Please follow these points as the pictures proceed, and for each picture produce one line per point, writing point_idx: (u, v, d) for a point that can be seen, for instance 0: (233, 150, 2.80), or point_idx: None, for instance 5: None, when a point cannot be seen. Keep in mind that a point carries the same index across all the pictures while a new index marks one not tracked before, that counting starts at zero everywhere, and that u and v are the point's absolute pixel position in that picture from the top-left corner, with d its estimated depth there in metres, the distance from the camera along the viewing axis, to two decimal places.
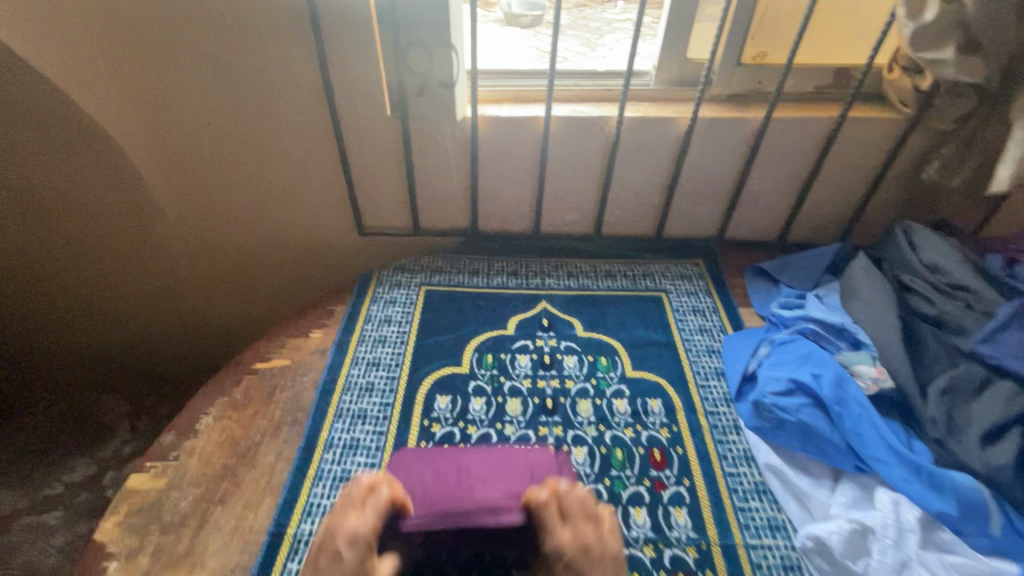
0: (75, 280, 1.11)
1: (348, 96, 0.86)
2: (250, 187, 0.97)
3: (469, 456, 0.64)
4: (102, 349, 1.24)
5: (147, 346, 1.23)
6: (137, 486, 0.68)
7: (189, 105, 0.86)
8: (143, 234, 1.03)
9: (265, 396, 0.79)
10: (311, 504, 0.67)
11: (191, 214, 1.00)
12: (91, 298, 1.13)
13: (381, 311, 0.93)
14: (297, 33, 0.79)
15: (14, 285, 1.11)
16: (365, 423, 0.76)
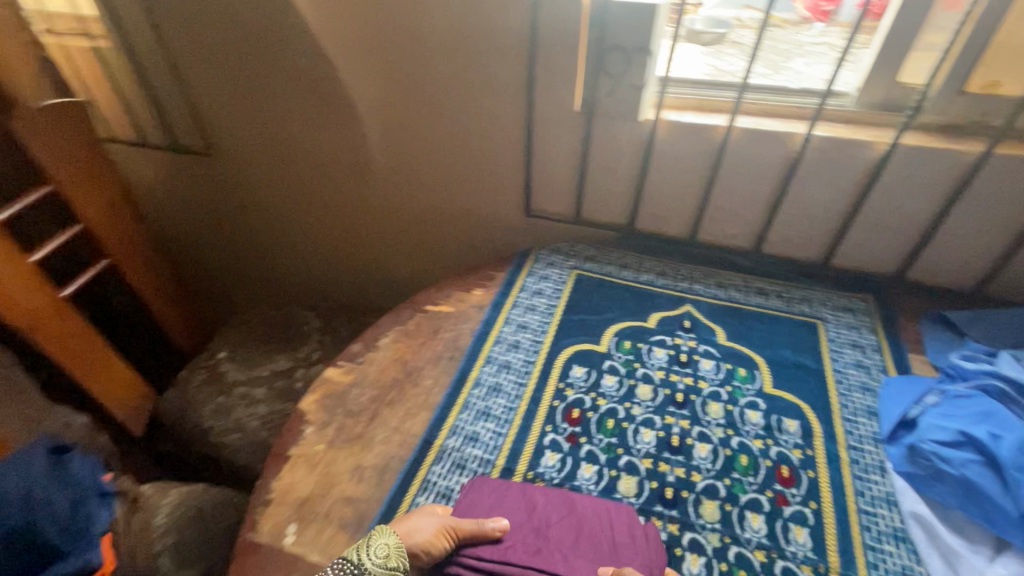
0: (298, 216, 1.37)
1: (545, 89, 0.98)
2: (446, 159, 1.13)
3: (543, 499, 0.68)
4: (306, 274, 1.52)
5: (338, 279, 1.50)
6: (331, 375, 0.86)
7: (417, 84, 1.04)
8: (356, 187, 1.26)
9: (430, 332, 0.94)
10: (456, 426, 0.78)
11: (397, 175, 1.20)
12: (307, 232, 1.41)
13: (535, 284, 1.03)
14: (516, 31, 0.92)
15: (257, 214, 1.42)
16: (508, 373, 0.86)
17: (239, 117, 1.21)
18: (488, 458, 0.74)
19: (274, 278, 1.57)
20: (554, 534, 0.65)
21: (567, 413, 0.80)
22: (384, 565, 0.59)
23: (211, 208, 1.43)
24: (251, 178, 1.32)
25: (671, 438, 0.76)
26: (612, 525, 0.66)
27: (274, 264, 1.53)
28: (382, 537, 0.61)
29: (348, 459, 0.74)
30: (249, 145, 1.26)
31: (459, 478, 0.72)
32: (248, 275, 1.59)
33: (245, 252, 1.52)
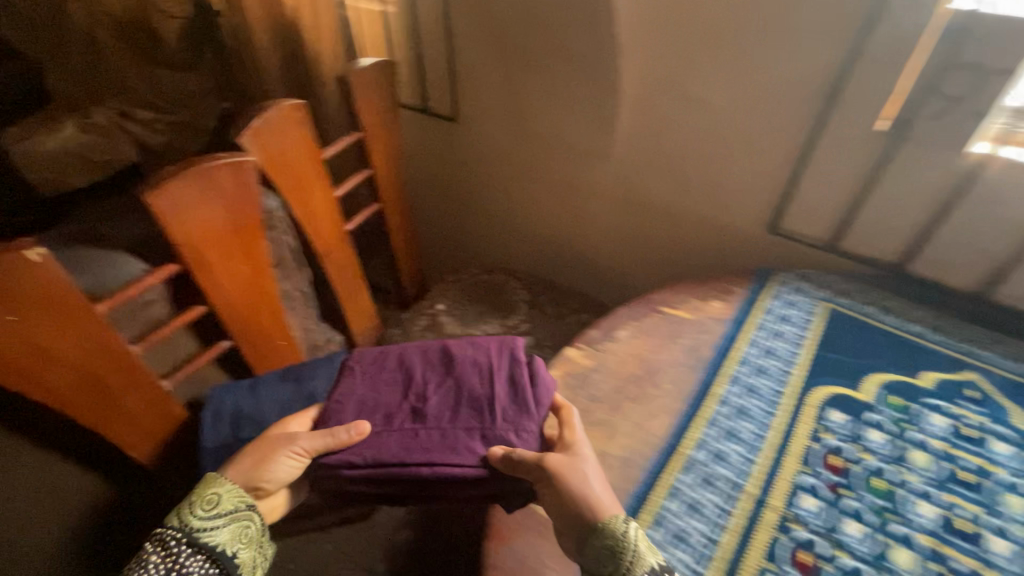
0: (516, 188, 1.40)
1: (850, 102, 0.89)
2: (699, 159, 1.10)
3: (422, 372, 0.78)
4: (497, 245, 1.55)
5: (526, 256, 1.50)
6: (572, 355, 0.89)
7: (696, 79, 1.00)
8: (586, 172, 1.26)
9: (668, 334, 0.92)
10: (701, 440, 0.76)
11: (637, 167, 1.19)
12: (516, 210, 1.44)
13: (781, 309, 0.97)
14: (839, 36, 0.85)
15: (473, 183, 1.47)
16: (756, 398, 0.82)
17: (495, 86, 1.26)
18: (738, 482, 0.71)
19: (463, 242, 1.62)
20: (430, 408, 0.73)
21: (825, 459, 0.74)
22: (206, 515, 0.66)
23: (434, 164, 1.51)
24: (485, 144, 1.37)
25: (957, 521, 0.67)
26: (479, 378, 0.75)
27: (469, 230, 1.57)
28: (203, 492, 0.67)
29: (594, 442, 0.76)
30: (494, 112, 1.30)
31: (709, 494, 0.70)
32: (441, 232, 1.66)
33: (448, 210, 1.59)
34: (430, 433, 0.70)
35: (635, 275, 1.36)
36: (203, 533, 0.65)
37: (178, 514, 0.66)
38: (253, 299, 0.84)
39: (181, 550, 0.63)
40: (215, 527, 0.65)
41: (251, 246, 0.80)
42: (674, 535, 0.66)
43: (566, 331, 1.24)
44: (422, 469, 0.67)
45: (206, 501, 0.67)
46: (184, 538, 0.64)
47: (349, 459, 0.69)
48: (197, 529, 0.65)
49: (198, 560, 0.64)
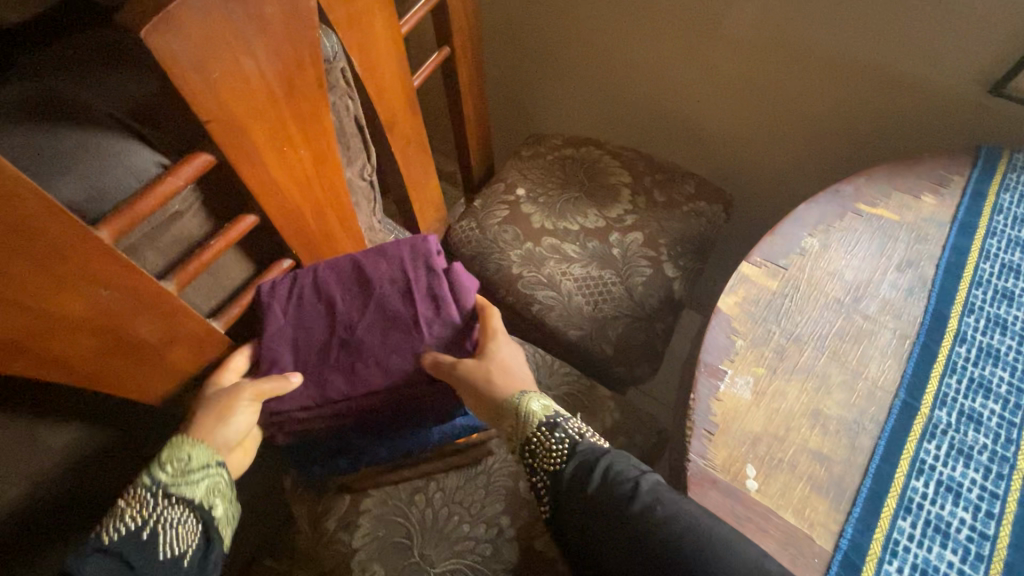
0: (614, 27, 1.02)
1: None
2: None
3: (324, 286, 0.64)
4: (574, 105, 1.22)
5: (613, 121, 1.19)
6: (750, 275, 0.66)
7: None
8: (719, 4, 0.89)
9: (873, 244, 0.68)
10: (944, 395, 0.57)
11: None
12: (608, 56, 1.08)
13: (1018, 205, 0.71)
14: None
15: (547, 20, 1.09)
16: (1006, 334, 0.61)
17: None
18: (1003, 454, 0.54)
19: (529, 101, 1.28)
20: (358, 335, 0.63)
21: None
22: (179, 477, 0.55)
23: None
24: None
25: None
26: (405, 298, 0.65)
27: (539, 85, 1.23)
28: (172, 447, 0.56)
29: (802, 398, 0.57)
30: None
31: (967, 470, 0.53)
32: (498, 87, 1.31)
33: (510, 56, 1.21)
34: (350, 360, 0.63)
35: (754, 156, 1.05)
36: (178, 490, 0.55)
37: (146, 473, 0.55)
38: (319, 203, 0.59)
39: (161, 502, 0.54)
40: (194, 480, 0.56)
41: (311, 119, 0.52)
42: (932, 527, 0.50)
43: (683, 225, 0.99)
44: (366, 398, 0.63)
45: (174, 465, 0.55)
46: (166, 493, 0.54)
47: (299, 402, 0.62)
48: (169, 487, 0.55)
49: (180, 532, 0.54)
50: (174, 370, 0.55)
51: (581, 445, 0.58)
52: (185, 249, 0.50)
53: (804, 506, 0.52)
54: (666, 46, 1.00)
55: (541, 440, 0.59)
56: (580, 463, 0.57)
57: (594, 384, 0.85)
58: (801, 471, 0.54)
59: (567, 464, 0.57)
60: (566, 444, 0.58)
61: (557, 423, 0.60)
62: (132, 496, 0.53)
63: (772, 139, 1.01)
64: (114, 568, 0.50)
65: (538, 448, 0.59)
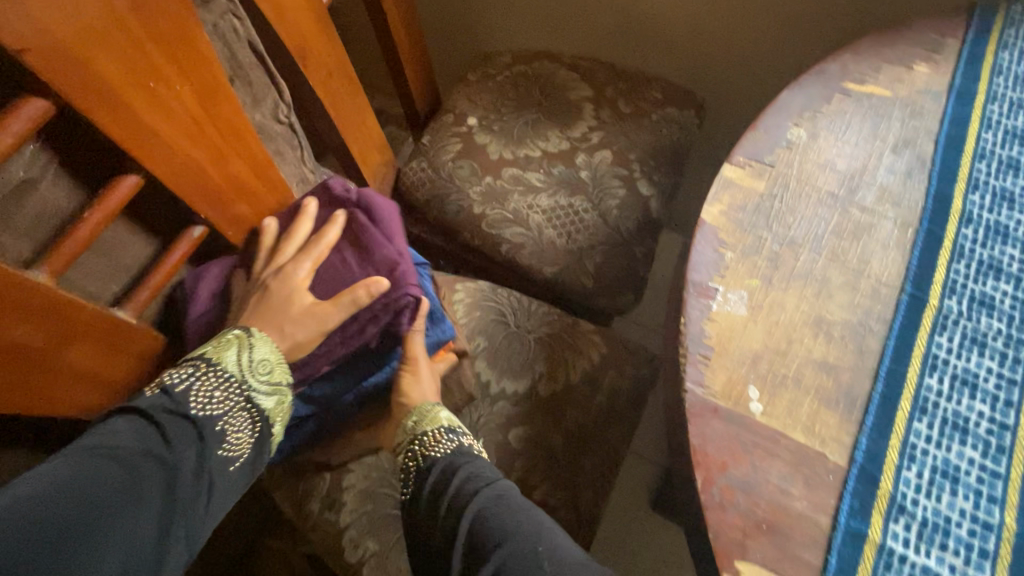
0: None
1: None
2: None
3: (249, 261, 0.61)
4: (520, 15, 1.08)
5: (566, 30, 1.06)
6: (734, 179, 0.59)
7: None
8: None
9: (866, 127, 0.61)
10: (952, 282, 0.52)
11: None
12: None
13: (1017, 63, 0.64)
14: None
15: None
16: (1014, 209, 0.56)
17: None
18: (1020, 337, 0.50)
19: (471, 17, 1.14)
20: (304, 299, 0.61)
21: None
22: (266, 380, 0.57)
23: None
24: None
25: None
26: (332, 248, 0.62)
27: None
28: (243, 338, 0.56)
29: (803, 306, 0.52)
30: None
31: (983, 360, 0.49)
32: (434, 5, 1.16)
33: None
34: None
35: (723, 50, 0.95)
36: (258, 395, 0.57)
37: (226, 352, 0.55)
38: (224, 146, 0.49)
39: (239, 402, 0.55)
40: (263, 394, 0.57)
41: (179, 41, 0.41)
42: (950, 426, 0.47)
43: (654, 136, 0.90)
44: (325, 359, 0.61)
45: (257, 365, 0.56)
46: (243, 395, 0.56)
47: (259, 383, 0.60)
48: (253, 389, 0.56)
49: (240, 434, 0.55)
50: (86, 377, 0.46)
51: (464, 452, 0.60)
52: (54, 227, 0.41)
53: (813, 422, 0.47)
54: None
55: (433, 440, 0.61)
56: (445, 467, 0.59)
57: (576, 319, 0.80)
58: (807, 386, 0.49)
59: (445, 465, 0.59)
60: (451, 447, 0.61)
61: (455, 429, 0.62)
62: (214, 377, 0.54)
63: (741, 26, 0.91)
64: (176, 424, 0.51)
65: (424, 441, 0.61)
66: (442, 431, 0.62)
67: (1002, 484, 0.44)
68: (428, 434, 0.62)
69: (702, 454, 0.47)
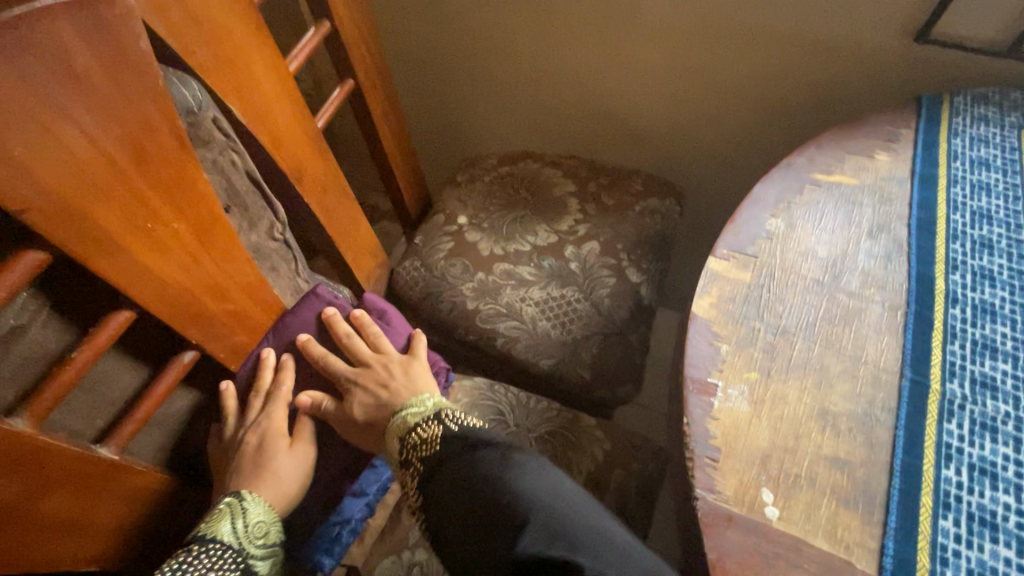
0: (531, 35, 0.97)
1: None
2: None
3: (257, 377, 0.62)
4: (503, 122, 1.16)
5: (547, 132, 1.14)
6: (720, 273, 0.60)
7: None
8: None
9: (839, 215, 0.64)
10: (950, 365, 0.52)
11: None
12: (526, 65, 1.03)
13: (969, 149, 0.68)
14: None
15: (459, 38, 1.03)
16: (996, 286, 0.57)
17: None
18: None
19: (458, 123, 1.22)
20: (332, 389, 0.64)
21: None
22: (262, 543, 0.54)
23: (400, 13, 1.03)
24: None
25: None
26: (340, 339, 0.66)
27: (464, 106, 1.17)
28: (235, 507, 0.53)
29: (806, 399, 0.51)
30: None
31: (998, 448, 0.47)
32: (423, 114, 1.24)
33: (429, 83, 1.16)
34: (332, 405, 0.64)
35: (694, 144, 1.02)
36: (255, 561, 0.54)
37: (221, 525, 0.52)
38: (218, 275, 0.50)
39: None
40: (258, 558, 0.54)
41: (179, 185, 0.43)
42: (977, 522, 0.44)
43: (638, 226, 0.94)
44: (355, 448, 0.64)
45: (254, 530, 0.54)
46: (241, 567, 0.52)
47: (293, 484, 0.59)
48: (250, 557, 0.53)
49: None
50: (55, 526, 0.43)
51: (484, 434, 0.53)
52: (37, 372, 0.40)
53: (834, 526, 0.45)
54: (584, 46, 0.95)
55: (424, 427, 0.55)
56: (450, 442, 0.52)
57: (577, 414, 0.77)
58: (822, 484, 0.47)
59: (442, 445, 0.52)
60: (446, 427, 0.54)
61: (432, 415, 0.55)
62: (209, 557, 0.49)
63: (709, 121, 0.98)
64: None
65: (414, 440, 0.54)
66: (428, 419, 0.55)
67: None
68: (414, 431, 0.55)
69: (721, 571, 0.44)
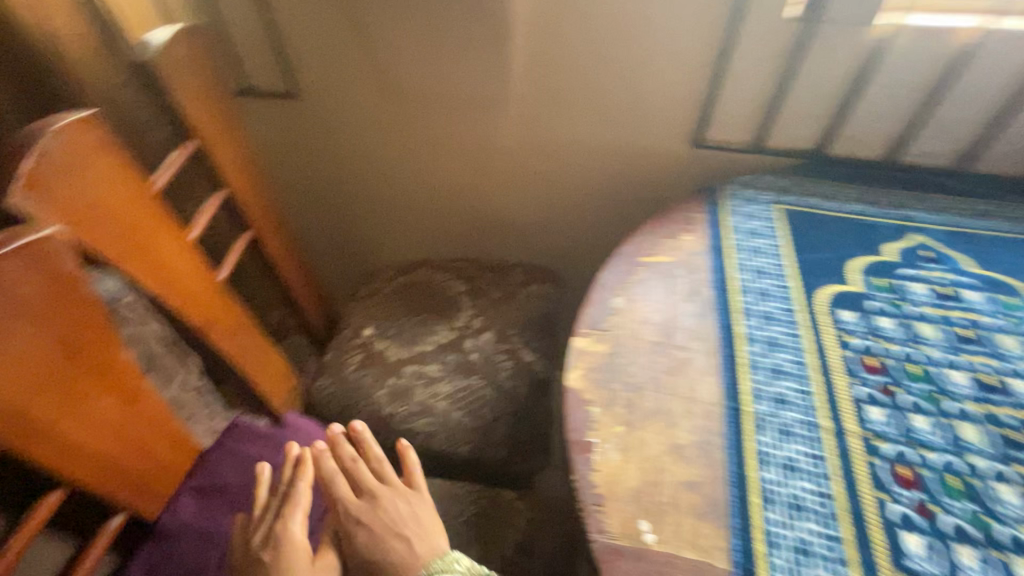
0: (405, 168, 1.15)
1: None
2: (604, 90, 0.98)
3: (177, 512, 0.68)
4: (394, 239, 1.30)
5: (435, 242, 1.30)
6: (584, 349, 0.75)
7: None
8: (475, 131, 1.06)
9: (663, 286, 0.83)
10: (756, 390, 0.70)
11: (533, 113, 1.02)
12: (405, 191, 1.19)
13: (744, 223, 0.93)
14: None
15: (343, 175, 1.18)
16: (776, 324, 0.77)
17: (346, 39, 0.95)
18: (811, 420, 0.67)
19: (352, 243, 1.34)
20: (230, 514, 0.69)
21: (862, 361, 0.73)
22: None
23: (286, 160, 1.17)
24: (356, 121, 1.08)
25: (982, 377, 0.71)
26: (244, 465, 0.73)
27: (356, 229, 1.30)
28: None
29: (661, 439, 0.65)
30: (357, 75, 1.01)
31: (795, 446, 0.64)
32: (317, 236, 1.34)
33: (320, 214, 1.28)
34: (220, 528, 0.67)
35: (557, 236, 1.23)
36: None
37: None
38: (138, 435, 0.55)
39: None
40: None
41: (101, 365, 0.50)
42: (790, 506, 0.60)
43: (523, 311, 1.09)
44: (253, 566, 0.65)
45: None
46: None
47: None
48: None
49: None
50: None
51: None
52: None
53: (696, 537, 0.58)
54: (452, 172, 1.14)
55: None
56: None
57: (497, 491, 0.86)
58: (682, 505, 0.60)
59: None
60: None
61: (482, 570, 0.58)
62: None
63: (564, 217, 1.19)
64: None
65: None
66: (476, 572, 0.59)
67: (842, 546, 0.57)
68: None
69: None
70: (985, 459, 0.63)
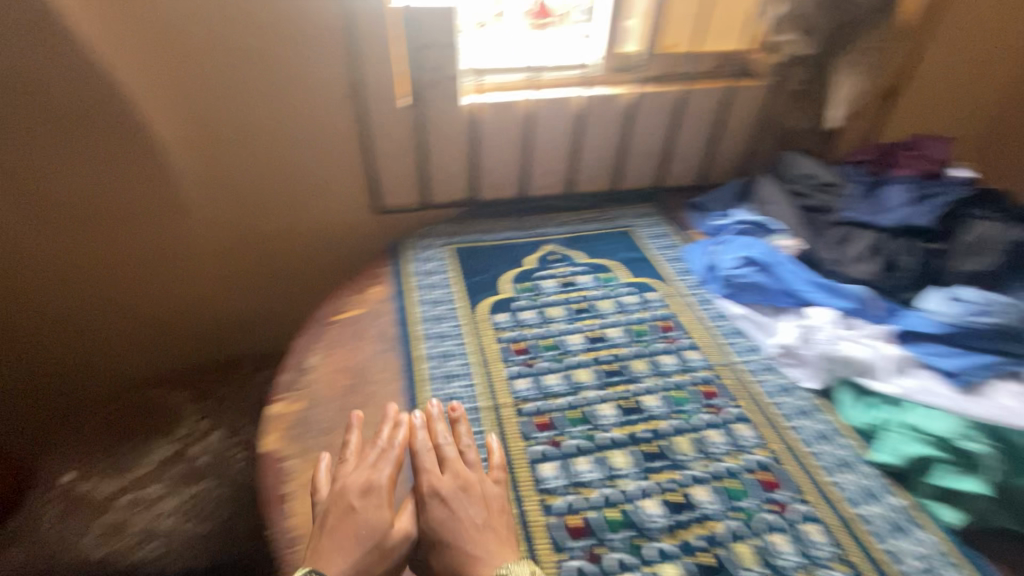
0: (104, 279, 1.20)
1: (363, 92, 1.09)
2: (271, 183, 1.16)
3: None
4: (115, 351, 1.31)
5: (160, 344, 1.34)
6: (282, 412, 0.82)
7: (229, 115, 1.06)
8: (163, 233, 1.17)
9: (354, 335, 0.95)
10: (433, 397, 0.85)
11: (213, 210, 1.17)
12: (112, 302, 1.24)
13: (422, 267, 1.12)
14: (334, 72, 1.07)
15: (35, 299, 1.19)
16: (447, 339, 0.95)
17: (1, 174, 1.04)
18: (474, 406, 0.83)
19: (68, 364, 1.31)
20: None
21: (511, 348, 0.94)
22: None
23: None
24: (28, 253, 1.13)
25: (591, 334, 0.98)
26: None
27: (67, 347, 1.28)
28: None
29: None
30: (9, 202, 1.06)
31: None
32: (37, 370, 1.31)
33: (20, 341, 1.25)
34: None
35: (281, 311, 1.37)
36: None
37: None
38: None
39: None
40: None
41: None
42: None
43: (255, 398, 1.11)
44: None
45: None
46: None
47: None
48: None
49: None
50: None
51: None
52: None
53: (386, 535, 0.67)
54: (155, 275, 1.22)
55: None
56: None
57: None
58: None
59: None
60: None
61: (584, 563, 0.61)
62: None
63: (278, 293, 1.34)
64: None
65: None
66: None
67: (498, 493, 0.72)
68: None
69: None
70: (593, 390, 0.87)
